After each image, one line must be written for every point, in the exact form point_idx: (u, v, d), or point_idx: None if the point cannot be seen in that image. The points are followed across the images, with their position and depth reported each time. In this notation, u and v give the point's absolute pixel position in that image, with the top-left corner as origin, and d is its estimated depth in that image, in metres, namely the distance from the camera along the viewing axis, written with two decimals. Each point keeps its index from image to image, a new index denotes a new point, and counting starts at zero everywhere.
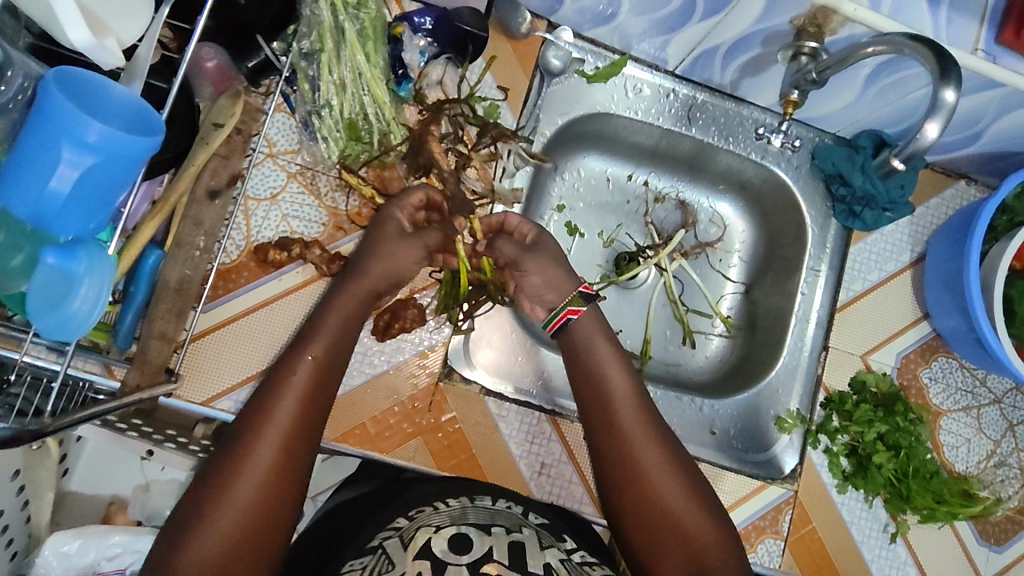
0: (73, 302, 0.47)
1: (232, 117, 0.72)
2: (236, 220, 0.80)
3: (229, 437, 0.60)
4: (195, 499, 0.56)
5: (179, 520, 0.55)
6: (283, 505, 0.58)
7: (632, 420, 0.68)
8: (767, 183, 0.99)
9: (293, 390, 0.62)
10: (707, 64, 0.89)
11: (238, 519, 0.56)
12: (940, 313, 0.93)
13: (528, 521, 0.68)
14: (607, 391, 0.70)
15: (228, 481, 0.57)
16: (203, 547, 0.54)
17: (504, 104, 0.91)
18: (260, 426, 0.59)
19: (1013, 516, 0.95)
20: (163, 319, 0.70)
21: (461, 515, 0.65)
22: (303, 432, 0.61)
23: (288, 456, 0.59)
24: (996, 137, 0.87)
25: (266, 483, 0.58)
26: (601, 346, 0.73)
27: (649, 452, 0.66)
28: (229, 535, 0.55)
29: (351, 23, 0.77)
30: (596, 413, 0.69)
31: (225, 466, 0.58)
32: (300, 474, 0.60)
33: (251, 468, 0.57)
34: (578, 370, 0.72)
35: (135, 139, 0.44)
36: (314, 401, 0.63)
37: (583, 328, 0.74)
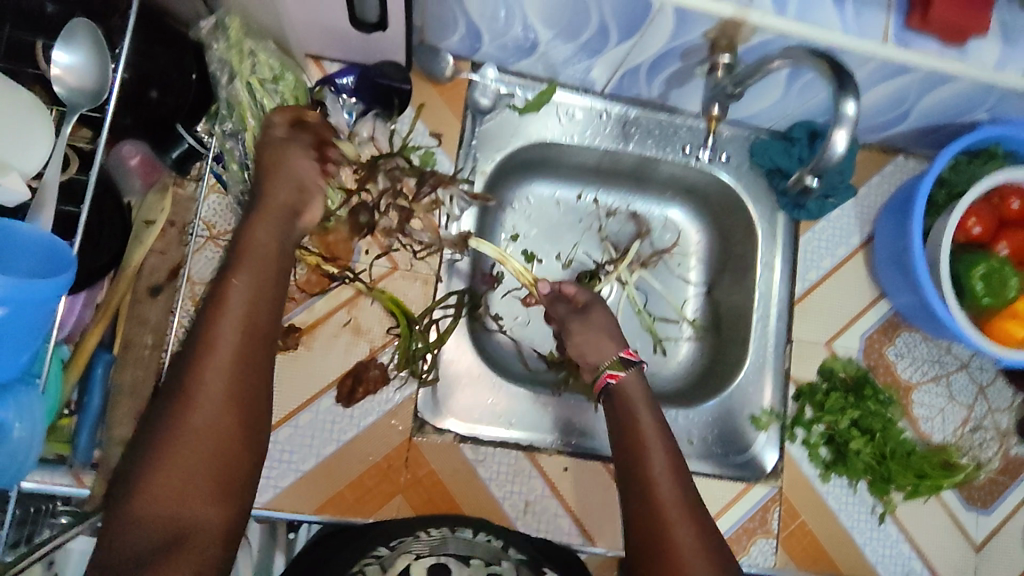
0: (6, 449, 0.46)
1: (163, 212, 0.73)
2: (185, 308, 0.79)
3: (174, 372, 0.55)
4: (145, 445, 0.53)
5: (131, 468, 0.53)
6: (242, 443, 0.55)
7: (666, 487, 0.66)
8: (712, 186, 1.00)
9: (231, 315, 0.56)
10: (634, 81, 0.89)
11: (201, 454, 0.53)
12: (895, 290, 0.94)
13: (508, 554, 0.70)
14: (647, 459, 0.68)
15: (177, 413, 0.53)
16: (160, 482, 0.52)
17: (440, 150, 0.91)
18: (202, 355, 0.54)
19: (996, 478, 0.96)
20: (122, 424, 0.71)
21: (440, 544, 0.69)
22: (250, 361, 0.56)
23: (240, 389, 0.55)
24: (925, 114, 0.88)
25: (218, 416, 0.54)
26: (634, 394, 0.74)
27: (683, 527, 0.64)
28: (186, 472, 0.52)
29: (270, 98, 0.75)
30: (632, 478, 0.68)
31: (172, 400, 0.53)
32: (255, 405, 0.56)
33: (197, 408, 0.53)
34: (620, 432, 0.72)
35: (45, 284, 0.43)
36: (256, 327, 0.57)
37: (629, 395, 0.74)
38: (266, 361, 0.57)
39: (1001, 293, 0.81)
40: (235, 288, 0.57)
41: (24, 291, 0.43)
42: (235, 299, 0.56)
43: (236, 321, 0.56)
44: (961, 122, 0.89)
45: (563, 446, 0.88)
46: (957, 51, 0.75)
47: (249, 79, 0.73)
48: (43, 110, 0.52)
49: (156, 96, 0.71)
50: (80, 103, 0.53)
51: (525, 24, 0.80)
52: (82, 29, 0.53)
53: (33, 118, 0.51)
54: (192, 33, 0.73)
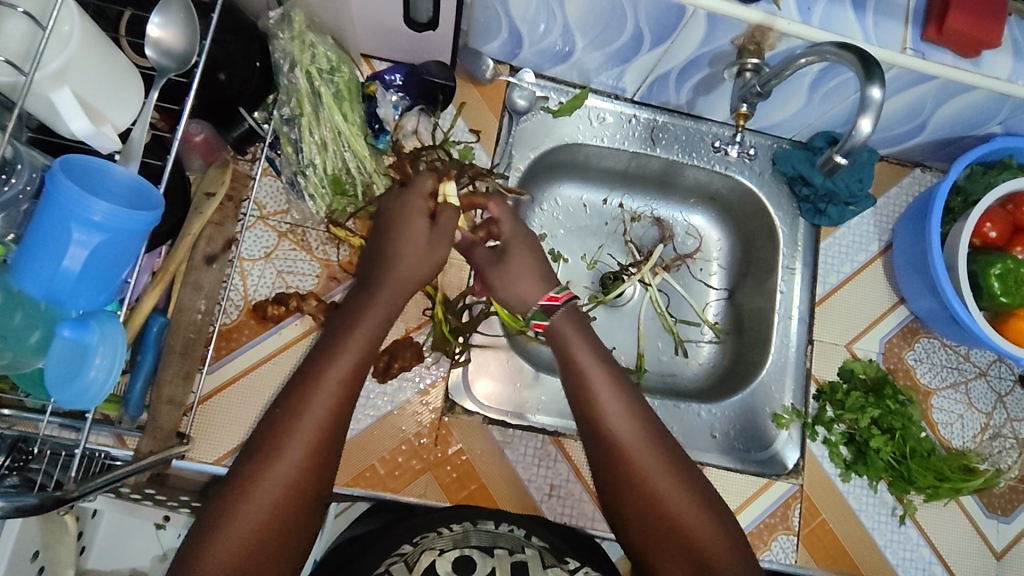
0: (88, 372, 0.50)
1: (222, 186, 0.76)
2: (233, 282, 0.83)
3: (259, 439, 0.61)
4: (221, 502, 0.58)
5: (206, 517, 0.57)
6: (302, 510, 0.60)
7: (626, 427, 0.66)
8: (735, 192, 1.04)
9: (323, 391, 0.62)
10: (663, 88, 0.95)
11: (271, 507, 0.58)
12: (915, 295, 0.97)
13: (530, 542, 0.72)
14: (599, 408, 0.67)
15: (260, 474, 0.58)
16: (235, 535, 0.56)
17: (478, 146, 0.96)
18: (290, 426, 0.60)
19: (1016, 486, 0.97)
20: (170, 384, 0.74)
21: (465, 538, 0.70)
22: (329, 442, 0.61)
23: (318, 465, 0.60)
24: (941, 125, 0.92)
25: (295, 481, 0.59)
26: (565, 333, 0.72)
27: (648, 459, 0.65)
28: (259, 527, 0.57)
29: (327, 87, 0.81)
30: (590, 430, 0.68)
31: (257, 463, 0.59)
32: (327, 473, 0.62)
33: (274, 476, 0.58)
34: (567, 378, 0.70)
35: (138, 215, 0.48)
36: (345, 405, 0.63)
37: (560, 327, 0.73)
38: (343, 443, 0.63)
39: (1018, 292, 0.83)
40: (333, 367, 0.63)
41: (121, 218, 0.47)
42: (332, 381, 0.63)
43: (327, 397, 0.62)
44: (975, 134, 0.93)
45: None
46: (972, 62, 0.80)
47: (308, 69, 0.79)
48: (135, 73, 0.57)
49: (224, 79, 0.75)
50: (168, 67, 0.58)
51: (565, 30, 0.85)
52: (177, 1, 0.59)
53: (129, 79, 0.56)
54: (260, 23, 0.79)
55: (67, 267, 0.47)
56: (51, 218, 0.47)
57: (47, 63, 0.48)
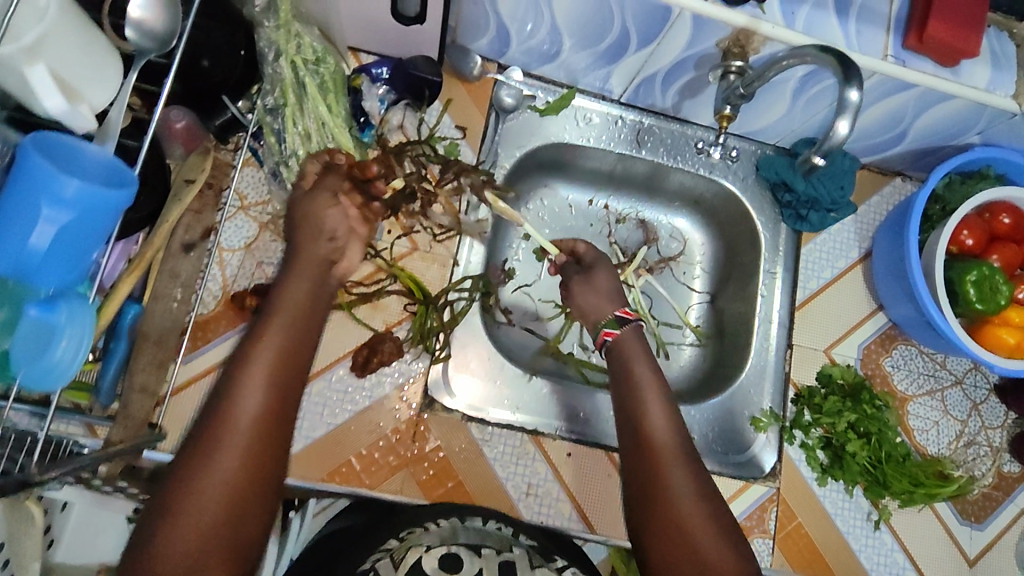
0: (55, 352, 0.48)
1: (202, 172, 0.76)
2: (212, 271, 0.83)
3: (188, 440, 0.53)
4: (155, 509, 0.51)
5: (136, 548, 0.50)
6: (255, 513, 0.53)
7: (663, 436, 0.69)
8: (718, 197, 1.05)
9: (255, 375, 0.54)
10: (649, 90, 0.95)
11: (206, 524, 0.50)
12: (893, 302, 0.97)
13: (518, 541, 0.72)
14: (643, 416, 0.70)
15: (185, 491, 0.50)
16: (168, 561, 0.49)
17: (463, 143, 0.95)
18: (218, 431, 0.52)
19: (990, 493, 0.98)
20: (143, 371, 0.73)
21: (452, 535, 0.70)
22: (271, 430, 0.54)
23: (250, 480, 0.52)
24: (921, 135, 0.93)
25: (230, 488, 0.51)
26: (633, 350, 0.76)
27: (680, 482, 0.66)
28: (195, 545, 0.50)
29: (311, 78, 0.81)
30: (629, 437, 0.70)
31: (182, 476, 0.51)
32: (270, 473, 0.54)
33: (213, 474, 0.51)
34: (619, 388, 0.74)
35: (112, 192, 0.47)
36: (282, 396, 0.55)
37: (626, 348, 0.77)
38: (288, 428, 0.56)
39: (992, 298, 0.84)
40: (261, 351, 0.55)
41: (95, 195, 0.47)
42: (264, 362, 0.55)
43: (260, 382, 0.54)
44: (954, 145, 0.94)
45: (568, 432, 0.90)
46: (951, 71, 0.81)
47: (293, 58, 0.79)
48: (116, 52, 0.56)
49: (207, 65, 0.74)
50: (149, 48, 0.58)
51: (552, 30, 0.86)
52: None
53: (108, 57, 0.55)
54: (244, 12, 0.78)
55: (35, 244, 0.46)
56: (22, 194, 0.46)
57: (21, 37, 0.47)
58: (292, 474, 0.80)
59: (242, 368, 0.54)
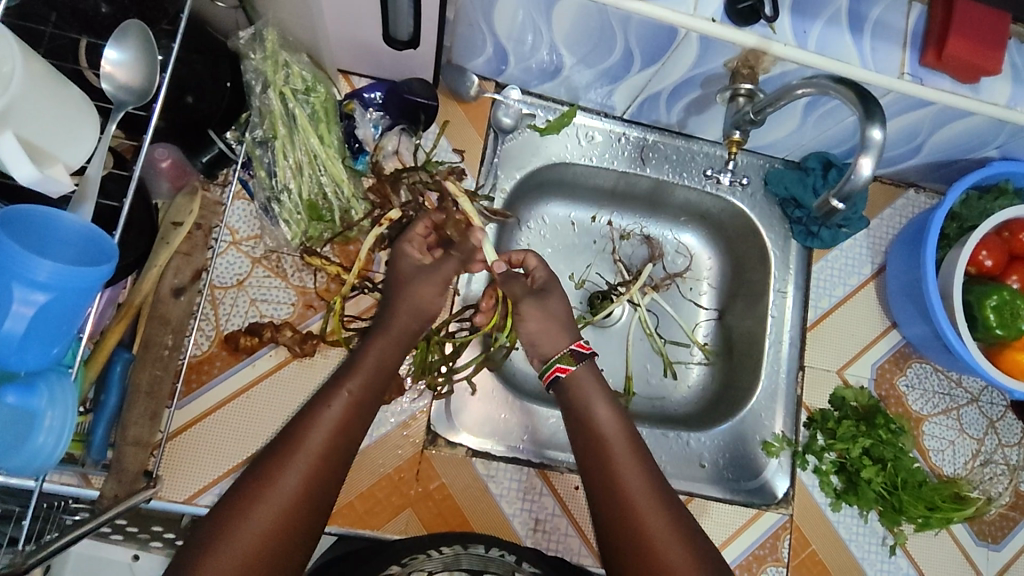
0: (37, 438, 0.46)
1: (190, 215, 0.74)
2: (204, 310, 0.80)
3: (262, 460, 0.61)
4: (216, 522, 0.57)
5: (193, 546, 0.56)
6: (300, 532, 0.59)
7: (631, 473, 0.69)
8: (726, 213, 1.02)
9: (329, 417, 0.63)
10: (653, 107, 0.92)
11: (258, 533, 0.56)
12: (907, 320, 0.95)
13: (520, 568, 0.73)
14: (608, 455, 0.70)
15: (250, 501, 0.57)
16: (220, 563, 0.54)
17: (462, 167, 0.92)
18: (291, 453, 0.60)
19: (1007, 513, 0.96)
20: (137, 424, 0.70)
21: (455, 561, 0.72)
22: (328, 468, 0.61)
23: (305, 502, 0.59)
24: (937, 148, 0.90)
25: (288, 508, 0.58)
26: (586, 387, 0.75)
27: (654, 517, 0.66)
28: (246, 553, 0.56)
29: (301, 108, 0.78)
30: (597, 478, 0.70)
31: (251, 487, 0.58)
32: (322, 502, 0.60)
33: (274, 498, 0.58)
34: (576, 429, 0.73)
35: (88, 271, 0.44)
36: (347, 435, 0.63)
37: (579, 385, 0.75)
38: (342, 471, 0.63)
39: (1013, 324, 0.81)
40: (335, 398, 0.65)
41: (69, 277, 0.44)
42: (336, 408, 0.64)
43: (332, 424, 0.63)
44: (972, 158, 0.91)
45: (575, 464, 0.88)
46: (970, 87, 0.78)
47: (282, 89, 0.76)
48: (91, 104, 0.54)
49: (192, 101, 0.71)
50: (126, 100, 0.55)
51: (551, 49, 0.82)
52: (135, 28, 0.55)
53: (81, 112, 0.52)
54: (229, 42, 0.75)
55: (10, 329, 0.44)
56: None
57: None
58: None
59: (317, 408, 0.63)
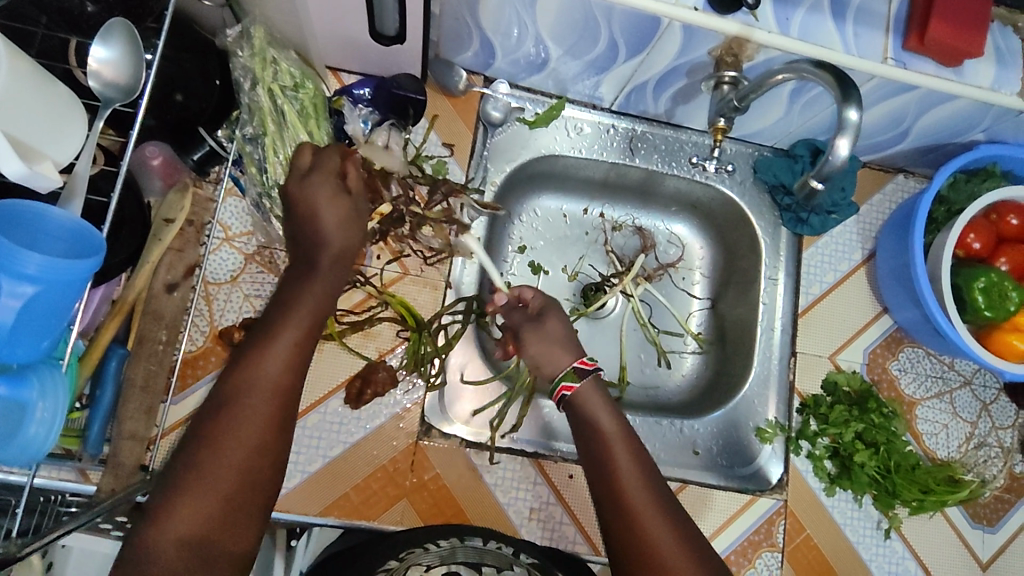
0: (29, 428, 0.47)
1: (182, 212, 0.75)
2: (198, 307, 0.81)
3: (215, 400, 0.59)
4: (179, 470, 0.56)
5: (161, 492, 0.55)
6: (271, 465, 0.58)
7: (637, 488, 0.66)
8: (716, 201, 1.02)
9: (279, 351, 0.60)
10: (641, 98, 0.92)
11: (227, 473, 0.56)
12: (898, 305, 0.95)
13: (517, 560, 0.72)
14: (615, 470, 0.68)
15: (210, 443, 0.56)
16: (191, 506, 0.54)
17: (451, 161, 0.92)
18: (244, 387, 0.58)
19: (1002, 496, 0.96)
20: (132, 420, 0.72)
21: (451, 555, 0.71)
22: (285, 399, 0.59)
23: (270, 435, 0.58)
24: (924, 133, 0.90)
25: (252, 442, 0.57)
26: (590, 401, 0.72)
27: (661, 535, 0.64)
28: (216, 491, 0.55)
29: (290, 104, 0.78)
30: (603, 492, 0.67)
31: (209, 428, 0.57)
32: (286, 432, 0.60)
33: (235, 434, 0.57)
34: (583, 441, 0.71)
35: (77, 264, 0.45)
36: (301, 364, 0.61)
37: (583, 397, 0.73)
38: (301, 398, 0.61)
39: (1002, 306, 0.81)
40: (285, 329, 0.62)
41: (58, 270, 0.44)
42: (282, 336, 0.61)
43: (283, 359, 0.60)
44: (959, 142, 0.91)
45: (568, 454, 0.89)
46: (954, 71, 0.78)
47: (270, 86, 0.76)
48: (78, 102, 0.55)
49: (181, 99, 0.73)
50: (113, 97, 0.55)
51: (537, 41, 0.83)
52: (120, 26, 0.55)
53: (69, 110, 0.53)
54: (217, 40, 0.76)
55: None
56: None
57: None
58: (289, 510, 0.79)
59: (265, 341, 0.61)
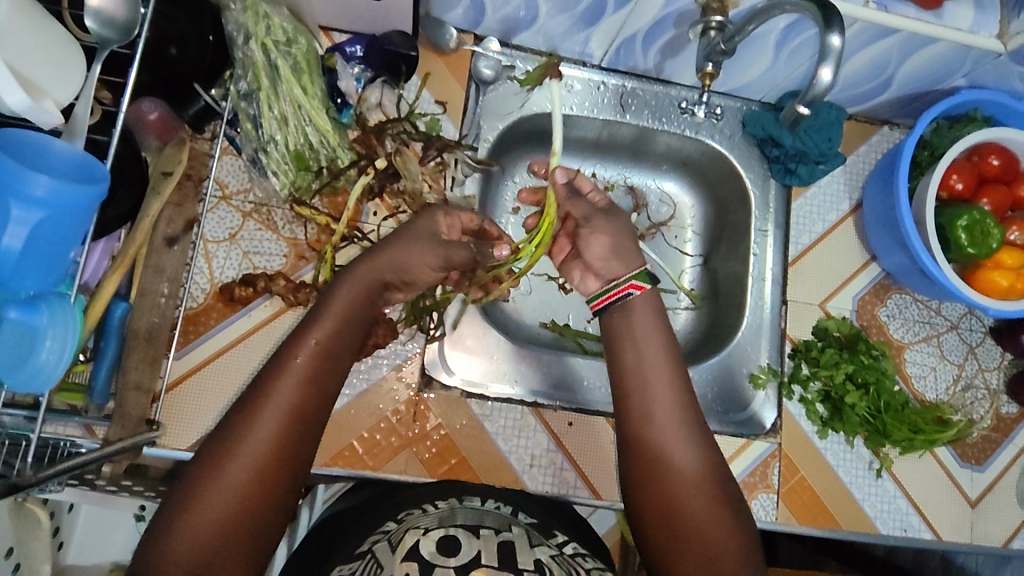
0: (40, 355, 0.49)
1: (180, 164, 0.75)
2: (198, 264, 0.81)
3: (227, 421, 0.61)
4: (188, 487, 0.58)
5: (168, 510, 0.57)
6: (278, 489, 0.60)
7: (664, 400, 0.71)
8: (706, 157, 1.04)
9: (291, 377, 0.62)
10: (630, 52, 0.93)
11: (233, 498, 0.57)
12: (885, 252, 0.97)
13: (517, 520, 0.71)
14: (645, 379, 0.72)
15: (219, 465, 0.58)
16: (195, 529, 0.56)
17: (445, 118, 0.93)
18: (257, 411, 0.60)
19: (989, 435, 0.99)
20: (136, 369, 0.72)
21: (450, 517, 0.68)
22: (298, 424, 0.62)
23: (276, 462, 0.60)
24: (906, 80, 0.92)
25: (260, 468, 0.59)
26: (637, 310, 0.77)
27: (678, 448, 0.68)
28: (222, 517, 0.56)
29: (284, 60, 0.79)
30: (630, 397, 0.72)
31: (219, 452, 0.59)
32: (298, 458, 0.61)
33: (243, 458, 0.58)
34: (619, 346, 0.75)
35: (81, 190, 0.48)
36: (315, 389, 0.63)
37: (638, 303, 0.77)
38: (315, 422, 0.63)
39: (984, 243, 0.84)
40: (300, 355, 0.64)
41: (65, 193, 0.47)
42: (300, 361, 0.63)
43: (293, 385, 0.62)
44: (940, 89, 0.93)
45: (566, 402, 0.91)
46: (933, 14, 0.80)
47: (263, 40, 0.77)
48: (77, 45, 0.56)
49: (175, 54, 0.73)
50: (110, 38, 0.57)
51: None
52: None
53: (68, 53, 0.54)
54: None
55: (7, 245, 0.47)
56: None
57: None
58: None
59: (278, 365, 0.63)
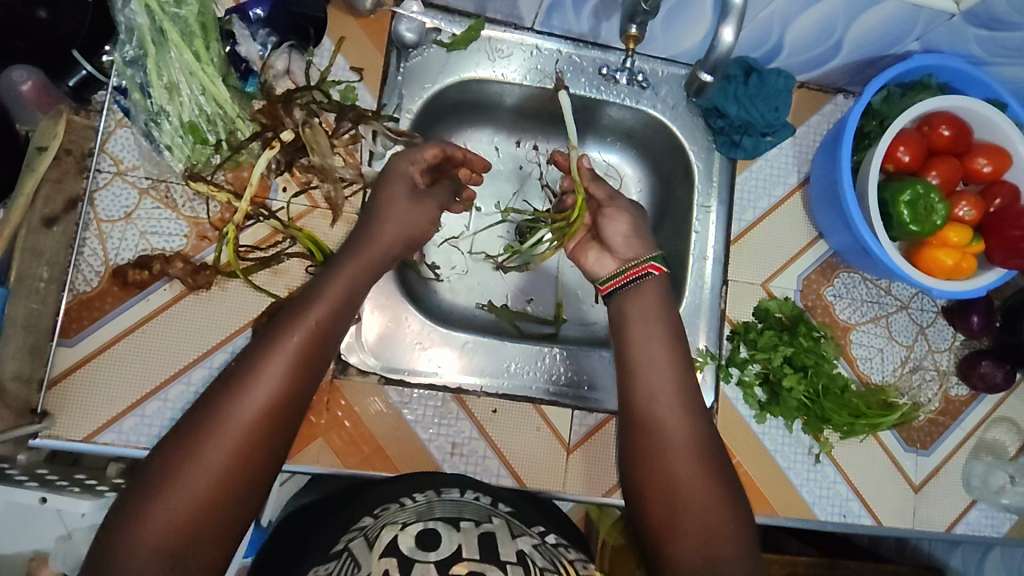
0: None
1: (56, 138, 0.72)
2: (91, 243, 0.76)
3: (210, 396, 0.58)
4: (164, 462, 0.55)
5: (141, 487, 0.54)
6: (261, 468, 0.57)
7: (664, 380, 0.71)
8: (648, 128, 0.98)
9: (279, 359, 0.59)
10: (562, 14, 0.87)
11: (211, 477, 0.55)
12: (831, 228, 0.92)
13: (497, 511, 0.66)
14: (646, 360, 0.72)
15: (199, 441, 0.55)
16: (169, 509, 0.53)
17: (361, 86, 0.86)
18: (244, 388, 0.58)
19: (936, 419, 0.95)
20: (15, 358, 0.70)
21: (428, 510, 0.62)
22: (282, 411, 0.59)
23: (259, 443, 0.57)
24: (857, 45, 0.85)
25: (240, 447, 0.56)
26: (632, 295, 0.76)
27: (677, 430, 0.68)
28: (200, 496, 0.54)
29: (172, 23, 0.73)
30: (629, 376, 0.72)
31: (201, 428, 0.56)
32: (280, 437, 0.59)
33: (225, 436, 0.56)
34: (623, 325, 0.75)
35: None
36: (306, 370, 0.61)
37: (641, 284, 0.77)
38: (298, 413, 0.61)
39: (927, 220, 0.79)
40: (292, 334, 0.60)
41: None
42: (293, 344, 0.60)
43: (281, 367, 0.59)
44: (893, 54, 0.87)
45: (491, 387, 0.86)
46: None
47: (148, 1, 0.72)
48: None
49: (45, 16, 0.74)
50: None
51: None
52: None
53: None
54: None
55: None
56: None
57: None
58: None
59: (269, 343, 0.60)
